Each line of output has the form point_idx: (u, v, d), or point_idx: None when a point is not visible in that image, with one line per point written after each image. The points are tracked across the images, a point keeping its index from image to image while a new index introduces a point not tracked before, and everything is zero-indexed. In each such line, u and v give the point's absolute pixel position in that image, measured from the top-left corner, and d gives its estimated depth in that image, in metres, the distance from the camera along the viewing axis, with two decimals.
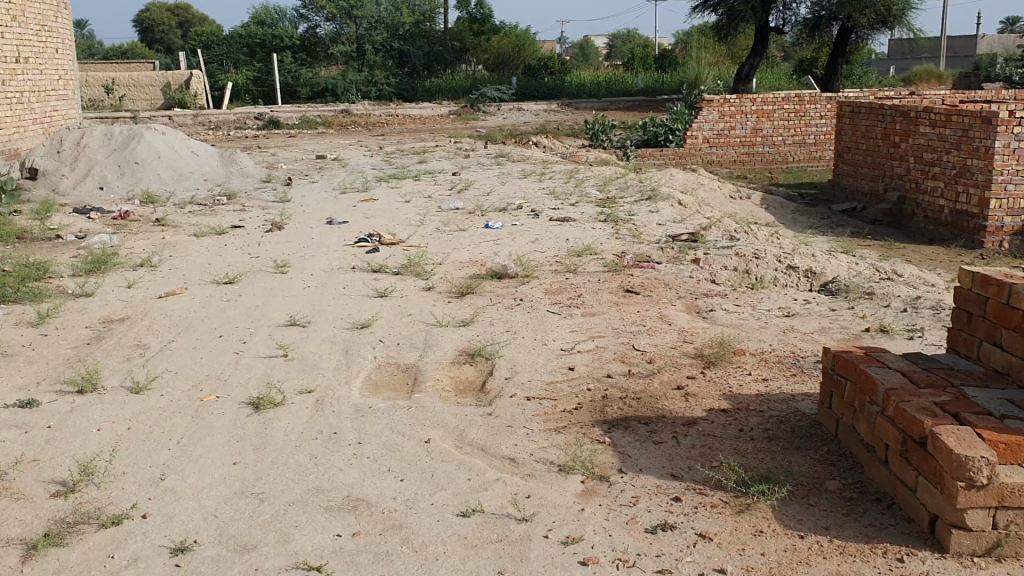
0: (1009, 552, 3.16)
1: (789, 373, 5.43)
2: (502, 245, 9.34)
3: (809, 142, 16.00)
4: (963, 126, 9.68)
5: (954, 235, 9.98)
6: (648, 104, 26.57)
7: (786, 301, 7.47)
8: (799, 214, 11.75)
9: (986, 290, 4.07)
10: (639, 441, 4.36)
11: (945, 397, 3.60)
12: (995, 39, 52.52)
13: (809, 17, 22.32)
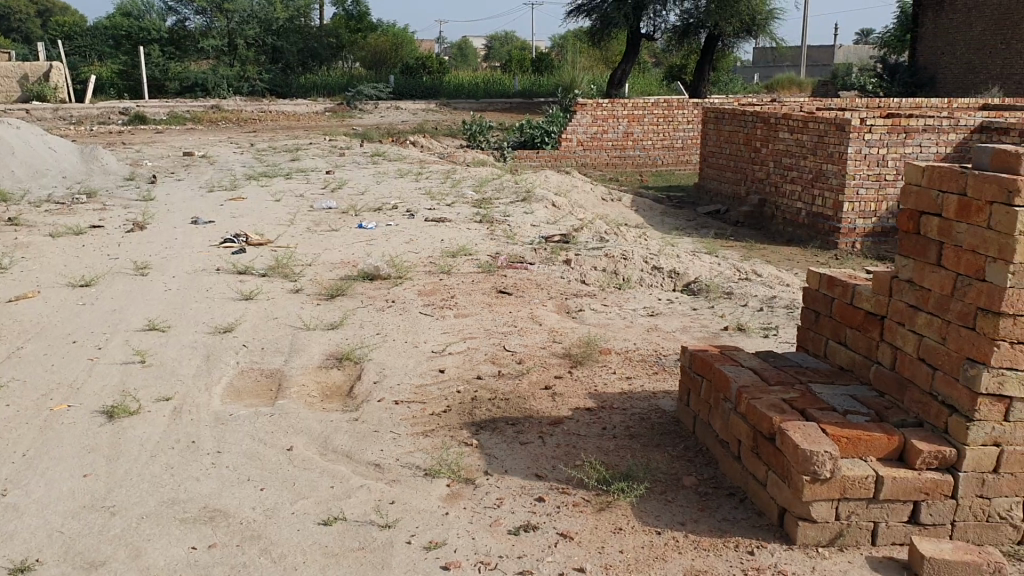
0: (850, 542, 3.31)
1: (652, 372, 5.55)
2: (375, 246, 9.23)
3: (677, 147, 16.62)
4: (818, 133, 10.12)
5: (810, 237, 10.44)
6: (524, 106, 26.81)
7: (651, 300, 7.66)
8: (667, 216, 12.08)
9: (832, 290, 4.27)
10: (505, 442, 4.37)
11: (793, 394, 3.76)
12: (851, 49, 55.28)
13: (678, 24, 22.94)
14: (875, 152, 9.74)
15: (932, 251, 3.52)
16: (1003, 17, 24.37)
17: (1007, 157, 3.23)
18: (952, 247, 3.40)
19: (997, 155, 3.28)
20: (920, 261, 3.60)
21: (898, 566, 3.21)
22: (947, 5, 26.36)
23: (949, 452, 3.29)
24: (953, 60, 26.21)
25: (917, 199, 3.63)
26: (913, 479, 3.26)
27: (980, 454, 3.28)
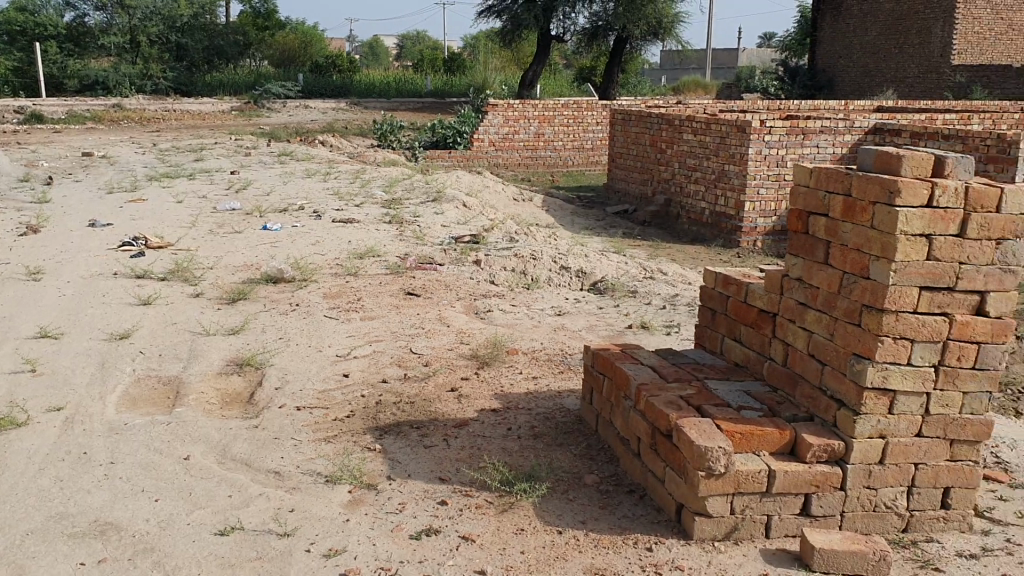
0: (745, 535, 3.39)
1: (558, 371, 5.58)
2: (280, 248, 9.06)
3: (587, 147, 16.65)
4: (721, 134, 10.33)
5: (714, 235, 10.66)
6: (436, 106, 26.70)
7: (558, 300, 7.71)
8: (576, 216, 12.17)
9: (727, 289, 4.37)
10: (409, 445, 4.34)
11: (689, 392, 3.84)
12: (755, 52, 56.71)
13: (588, 26, 23.11)
14: (774, 152, 9.99)
15: (820, 250, 3.63)
16: (896, 22, 25.34)
17: (889, 159, 3.35)
18: (838, 246, 3.51)
19: (879, 157, 3.40)
20: (808, 260, 3.71)
21: (790, 557, 3.30)
22: (843, 10, 27.26)
23: (837, 445, 3.40)
24: (850, 63, 27.13)
25: (805, 199, 3.74)
26: (803, 473, 3.36)
27: (866, 446, 3.39)
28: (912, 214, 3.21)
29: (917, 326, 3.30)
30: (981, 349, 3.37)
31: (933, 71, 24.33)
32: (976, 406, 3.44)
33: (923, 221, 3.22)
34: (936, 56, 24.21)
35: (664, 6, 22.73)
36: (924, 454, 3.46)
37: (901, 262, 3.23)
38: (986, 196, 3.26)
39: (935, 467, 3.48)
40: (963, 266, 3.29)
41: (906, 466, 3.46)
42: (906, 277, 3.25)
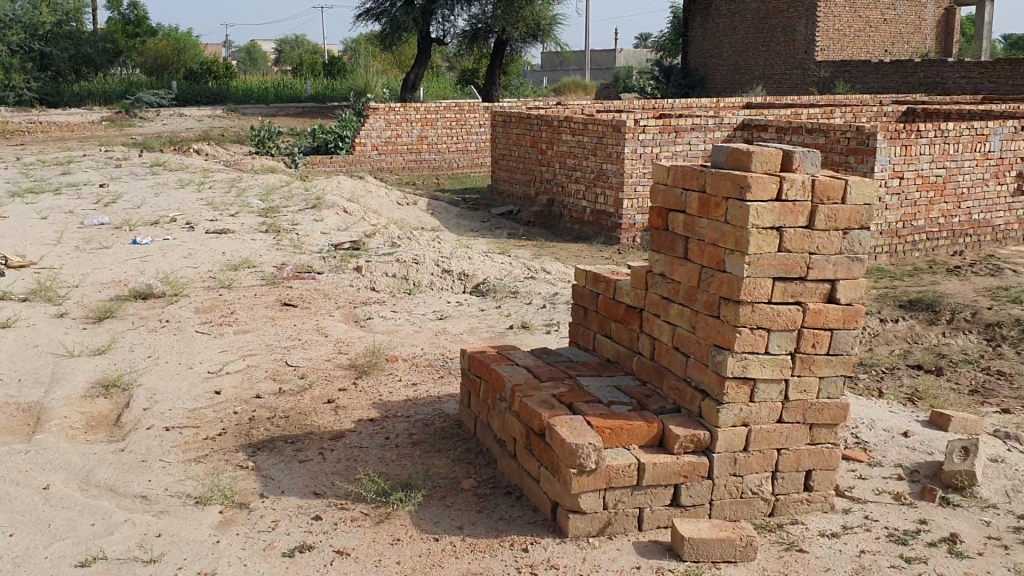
0: (619, 529, 3.44)
1: (437, 377, 5.55)
2: (152, 262, 8.74)
3: (471, 149, 16.44)
4: (598, 134, 10.49)
5: (595, 233, 10.79)
6: (317, 111, 26.25)
7: (439, 304, 7.68)
8: (460, 218, 12.13)
9: (597, 286, 4.43)
10: (283, 461, 4.24)
11: (562, 390, 3.88)
12: (631, 52, 57.83)
13: (467, 29, 22.97)
14: (649, 150, 10.20)
15: (680, 246, 3.72)
16: (762, 21, 26.28)
17: (740, 156, 3.46)
18: (696, 241, 3.61)
19: (731, 154, 3.51)
20: (670, 256, 3.80)
21: (662, 548, 3.37)
22: (713, 10, 28.09)
23: (703, 435, 3.49)
24: (721, 62, 27.94)
25: (664, 197, 3.83)
26: (671, 464, 3.44)
27: (730, 435, 3.49)
28: (762, 208, 3.32)
29: (772, 316, 3.42)
30: (834, 335, 3.51)
31: (799, 67, 25.40)
32: (832, 391, 3.58)
33: (773, 214, 3.34)
34: (801, 52, 25.30)
35: (542, 7, 22.92)
36: (786, 440, 3.58)
37: (754, 254, 3.35)
38: (832, 188, 3.40)
39: (797, 451, 3.61)
40: (814, 256, 3.42)
41: (770, 452, 3.57)
42: (760, 269, 3.37)
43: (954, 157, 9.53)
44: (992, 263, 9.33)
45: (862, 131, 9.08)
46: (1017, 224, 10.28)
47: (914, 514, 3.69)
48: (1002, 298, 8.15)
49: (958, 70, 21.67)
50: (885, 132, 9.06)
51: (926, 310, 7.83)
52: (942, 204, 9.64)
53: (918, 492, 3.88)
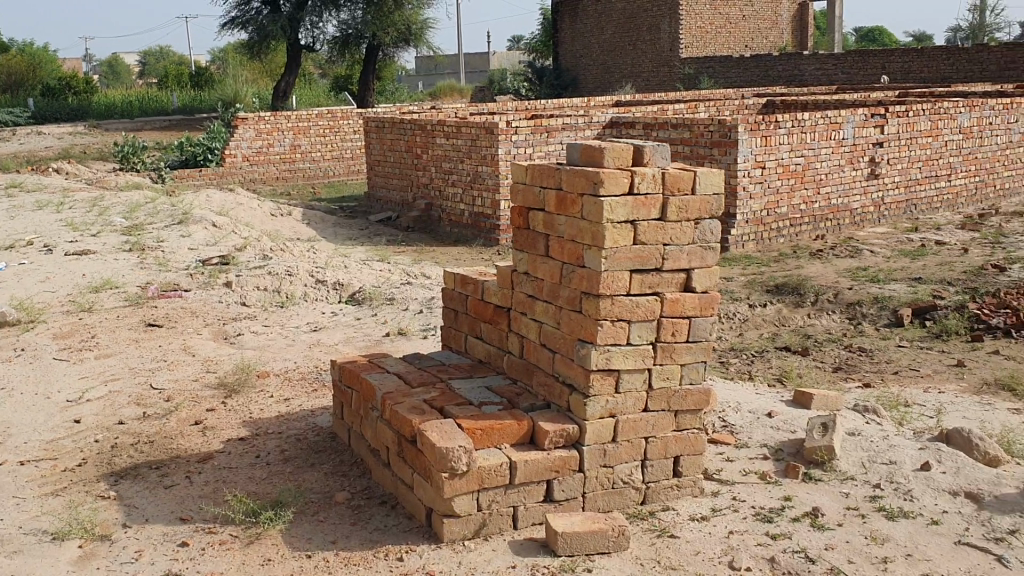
0: (494, 530, 3.44)
1: (311, 391, 5.43)
2: (6, 289, 8.29)
3: (347, 156, 16.08)
4: (471, 137, 10.51)
5: (474, 235, 10.77)
6: (185, 123, 25.43)
7: (314, 315, 7.54)
8: (338, 226, 11.93)
9: (465, 288, 4.42)
10: (147, 488, 4.07)
11: (432, 394, 3.85)
12: (504, 54, 58.17)
13: (337, 35, 22.53)
14: (523, 151, 10.26)
15: (541, 244, 3.75)
16: (628, 21, 26.83)
17: (593, 152, 3.51)
18: (555, 238, 3.65)
19: (584, 151, 3.56)
20: (532, 254, 3.82)
21: (538, 545, 3.38)
22: (580, 11, 28.57)
23: (573, 429, 3.53)
24: (591, 61, 28.44)
25: (523, 196, 3.84)
26: (542, 460, 3.46)
27: (598, 427, 3.54)
28: (615, 202, 3.38)
29: (631, 307, 3.49)
30: (692, 323, 3.60)
31: (664, 64, 26.03)
32: (694, 377, 3.67)
33: (627, 208, 3.40)
34: (666, 51, 25.94)
35: (412, 12, 22.72)
36: (652, 428, 3.65)
37: (611, 248, 3.40)
38: (681, 180, 3.49)
39: (664, 439, 3.68)
40: (667, 247, 3.51)
41: (638, 441, 3.63)
42: (617, 262, 3.43)
43: (811, 145, 9.94)
44: (851, 246, 9.75)
45: (724, 124, 9.38)
46: (873, 208, 10.75)
47: (780, 492, 3.81)
48: (861, 278, 8.53)
49: (813, 63, 22.60)
50: (746, 124, 9.38)
51: (792, 294, 8.12)
52: (802, 191, 10.03)
53: (782, 470, 4.02)
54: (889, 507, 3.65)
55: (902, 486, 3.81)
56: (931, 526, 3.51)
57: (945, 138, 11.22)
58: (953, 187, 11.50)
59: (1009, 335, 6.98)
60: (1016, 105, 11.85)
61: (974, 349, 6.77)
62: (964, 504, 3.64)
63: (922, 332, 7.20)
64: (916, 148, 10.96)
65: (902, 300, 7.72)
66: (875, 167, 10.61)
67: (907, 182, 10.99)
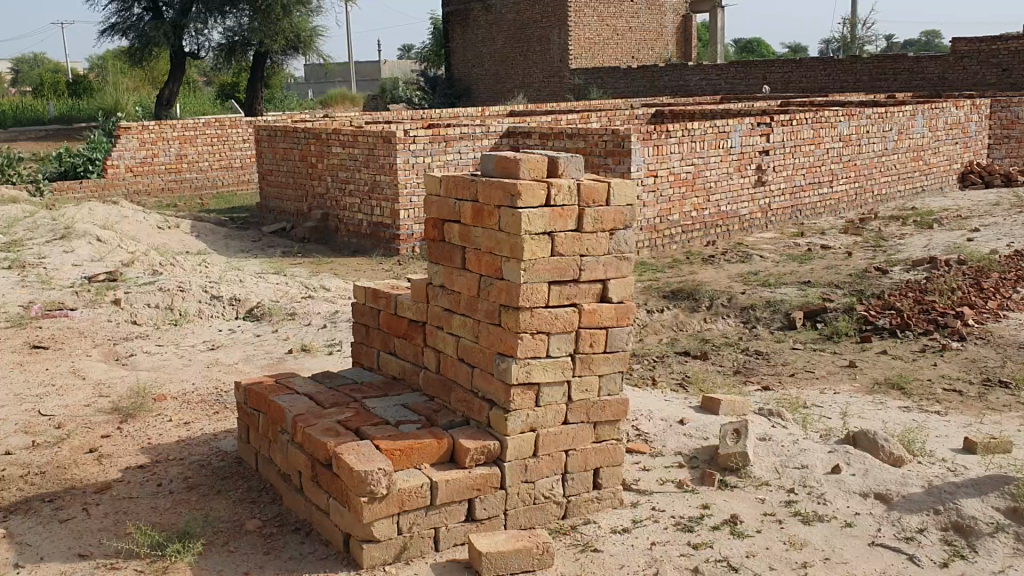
0: (415, 553, 3.35)
1: (212, 413, 5.20)
2: None
3: (236, 166, 15.64)
4: (368, 146, 10.33)
5: (373, 246, 10.54)
6: (64, 133, 24.32)
7: (211, 333, 7.27)
8: (230, 239, 11.55)
9: (377, 302, 4.32)
10: (40, 524, 3.81)
11: (346, 415, 3.74)
12: (396, 63, 57.80)
13: (223, 42, 21.85)
14: (421, 160, 10.13)
15: (457, 256, 3.68)
16: (518, 31, 27.05)
17: (507, 163, 3.46)
18: (472, 251, 3.59)
19: (499, 162, 3.51)
20: (447, 267, 3.75)
21: (461, 566, 3.30)
22: (471, 21, 28.58)
23: (494, 445, 3.47)
24: (483, 71, 28.56)
25: (437, 208, 3.78)
26: (463, 479, 3.39)
27: (519, 442, 3.49)
28: (533, 213, 3.35)
29: (550, 320, 3.45)
30: (610, 334, 3.59)
31: (555, 75, 26.26)
32: (612, 388, 3.66)
33: (544, 220, 3.37)
34: (557, 61, 26.19)
35: (301, 19, 22.08)
36: (572, 441, 3.62)
37: (529, 260, 3.36)
38: (597, 191, 3.48)
39: (584, 452, 3.66)
40: (585, 258, 3.48)
41: (558, 455, 3.60)
42: (535, 274, 3.39)
43: (701, 154, 10.18)
44: (742, 251, 9.99)
45: (618, 134, 9.52)
46: (761, 214, 11.04)
47: (698, 501, 3.83)
48: (754, 282, 8.75)
49: (697, 73, 23.14)
50: (638, 134, 9.54)
51: (688, 299, 8.26)
52: (693, 198, 10.24)
53: (698, 478, 4.04)
54: (804, 511, 3.71)
55: (815, 490, 3.88)
56: (846, 528, 3.59)
57: (827, 146, 11.57)
58: (835, 193, 11.84)
59: (896, 335, 7.24)
60: (892, 114, 12.29)
61: (864, 350, 7.00)
62: (875, 506, 3.73)
63: (814, 334, 7.41)
64: (801, 156, 11.29)
65: (794, 304, 7.95)
66: (762, 175, 10.91)
67: (792, 189, 11.31)
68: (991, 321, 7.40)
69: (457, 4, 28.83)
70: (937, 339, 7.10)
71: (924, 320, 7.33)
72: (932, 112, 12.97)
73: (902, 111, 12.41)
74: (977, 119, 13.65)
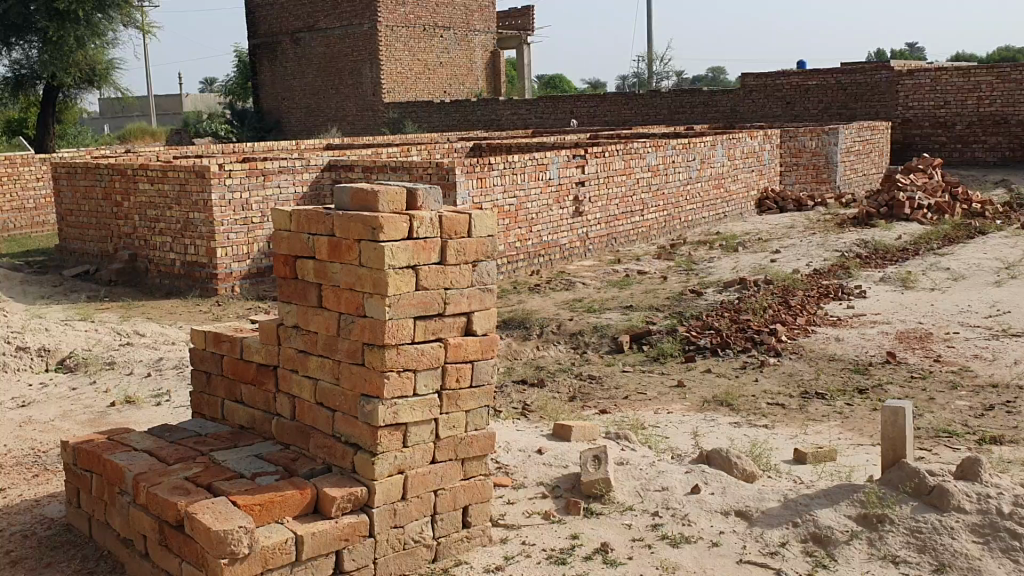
0: None
1: (31, 477, 4.73)
2: None
3: (29, 207, 14.50)
4: (178, 181, 9.77)
5: (188, 287, 9.93)
6: None
7: (18, 390, 6.63)
8: (27, 284, 10.62)
9: (220, 347, 4.06)
10: None
11: (195, 470, 3.48)
12: (199, 97, 55.64)
13: (9, 76, 19.99)
14: (237, 196, 9.66)
15: (313, 294, 3.53)
16: (329, 65, 26.75)
17: (365, 196, 3.37)
18: (330, 287, 3.46)
19: (354, 195, 3.41)
20: (302, 305, 3.59)
21: None
22: (279, 54, 27.97)
23: (360, 492, 3.32)
24: (294, 105, 28.08)
25: (288, 244, 3.62)
26: (330, 530, 3.22)
27: (387, 486, 3.36)
28: (396, 247, 3.27)
29: (416, 356, 3.36)
30: (474, 367, 3.53)
31: (368, 109, 26.04)
32: (479, 422, 3.59)
33: (407, 253, 3.30)
34: (369, 95, 26.00)
35: (96, 51, 20.26)
36: (441, 480, 3.51)
37: (393, 295, 3.27)
38: (457, 223, 3.45)
39: (452, 490, 3.55)
40: (448, 291, 3.43)
41: (426, 496, 3.48)
42: (400, 310, 3.30)
43: (522, 186, 10.34)
44: (565, 279, 10.17)
45: (442, 167, 9.55)
46: (580, 243, 11.27)
47: (566, 531, 3.79)
48: (580, 308, 8.91)
49: (508, 107, 23.57)
50: (462, 167, 9.62)
51: (520, 328, 8.31)
52: (516, 229, 10.34)
53: (563, 508, 4.01)
54: (671, 534, 3.76)
55: (678, 511, 3.93)
56: (713, 548, 3.66)
57: (636, 176, 11.98)
58: (646, 221, 12.24)
59: (717, 353, 7.52)
60: (694, 144, 12.87)
61: (690, 370, 7.23)
62: (737, 523, 3.82)
63: (642, 357, 7.60)
64: (613, 186, 11.64)
65: (619, 328, 8.14)
66: (579, 206, 11.17)
67: (607, 218, 11.62)
68: (801, 336, 7.84)
69: (265, 36, 28.19)
70: (755, 356, 7.43)
71: (742, 338, 7.65)
72: (730, 142, 13.66)
73: (704, 141, 13.03)
74: (769, 148, 14.51)
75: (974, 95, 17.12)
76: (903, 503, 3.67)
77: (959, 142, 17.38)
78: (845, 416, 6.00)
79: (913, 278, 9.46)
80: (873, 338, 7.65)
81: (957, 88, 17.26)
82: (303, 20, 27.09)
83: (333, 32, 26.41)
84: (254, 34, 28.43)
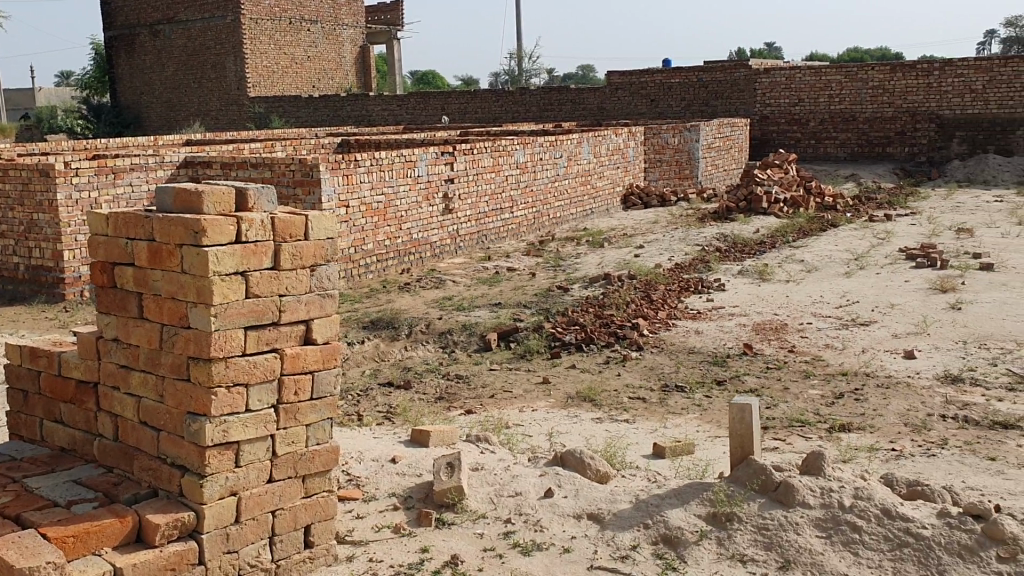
0: None
1: None
2: None
3: None
4: (21, 180, 9.11)
5: (32, 293, 9.18)
6: None
7: None
8: None
9: (36, 364, 3.74)
10: None
11: (2, 501, 3.17)
12: (53, 90, 52.74)
13: None
14: (84, 196, 9.12)
15: (133, 304, 3.28)
16: (190, 58, 25.73)
17: (188, 197, 3.15)
18: (151, 297, 3.22)
19: (177, 195, 3.19)
20: (122, 317, 3.33)
21: None
22: (136, 46, 26.77)
23: (187, 517, 3.10)
24: (153, 99, 26.92)
25: (105, 249, 3.34)
26: (153, 559, 2.99)
27: (218, 510, 3.14)
28: (222, 252, 3.06)
29: (248, 368, 3.15)
30: (313, 378, 3.34)
31: (233, 103, 25.19)
32: (320, 437, 3.41)
33: (235, 258, 3.10)
34: (234, 89, 25.14)
35: None
36: (279, 499, 3.31)
37: (220, 304, 3.06)
38: (292, 225, 3.26)
39: (291, 509, 3.35)
40: (283, 298, 3.24)
41: (264, 517, 3.28)
42: (228, 320, 3.09)
43: (390, 183, 10.10)
44: (434, 277, 10.00)
45: (305, 164, 9.24)
46: (450, 240, 11.11)
47: (417, 544, 3.65)
48: (448, 307, 8.78)
49: (380, 103, 23.19)
50: (325, 164, 9.34)
51: (387, 328, 8.10)
52: (384, 228, 10.11)
53: (414, 519, 3.87)
54: (523, 541, 3.68)
55: (531, 517, 3.86)
56: (564, 555, 3.59)
57: (505, 173, 11.92)
58: (515, 218, 12.20)
59: (581, 349, 7.51)
60: (561, 141, 12.92)
61: (555, 366, 7.20)
62: (589, 527, 3.77)
63: (508, 354, 7.51)
64: (482, 184, 11.54)
65: (487, 326, 8.04)
66: (448, 203, 11.01)
67: (476, 215, 11.51)
68: (663, 329, 7.93)
69: (121, 28, 26.93)
70: (618, 350, 7.47)
71: (606, 333, 7.68)
72: (597, 139, 13.78)
73: (571, 138, 13.09)
74: (634, 145, 14.73)
75: (826, 93, 17.86)
76: (751, 501, 3.69)
77: (813, 138, 18.07)
78: (704, 409, 6.06)
79: (769, 271, 9.74)
80: (731, 330, 7.81)
81: (810, 86, 17.97)
82: (162, 12, 25.98)
83: (194, 24, 25.39)
84: (109, 25, 27.17)
